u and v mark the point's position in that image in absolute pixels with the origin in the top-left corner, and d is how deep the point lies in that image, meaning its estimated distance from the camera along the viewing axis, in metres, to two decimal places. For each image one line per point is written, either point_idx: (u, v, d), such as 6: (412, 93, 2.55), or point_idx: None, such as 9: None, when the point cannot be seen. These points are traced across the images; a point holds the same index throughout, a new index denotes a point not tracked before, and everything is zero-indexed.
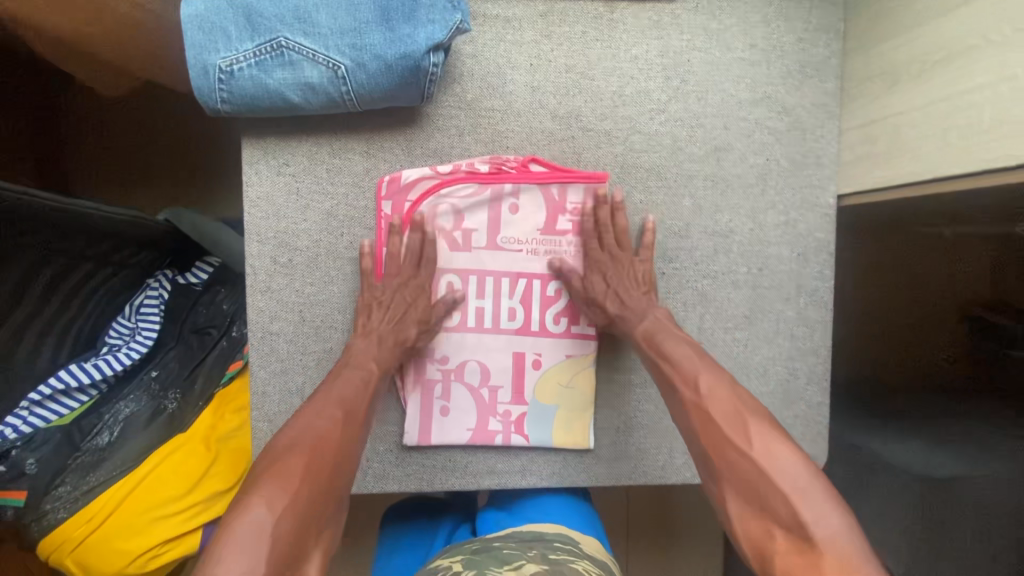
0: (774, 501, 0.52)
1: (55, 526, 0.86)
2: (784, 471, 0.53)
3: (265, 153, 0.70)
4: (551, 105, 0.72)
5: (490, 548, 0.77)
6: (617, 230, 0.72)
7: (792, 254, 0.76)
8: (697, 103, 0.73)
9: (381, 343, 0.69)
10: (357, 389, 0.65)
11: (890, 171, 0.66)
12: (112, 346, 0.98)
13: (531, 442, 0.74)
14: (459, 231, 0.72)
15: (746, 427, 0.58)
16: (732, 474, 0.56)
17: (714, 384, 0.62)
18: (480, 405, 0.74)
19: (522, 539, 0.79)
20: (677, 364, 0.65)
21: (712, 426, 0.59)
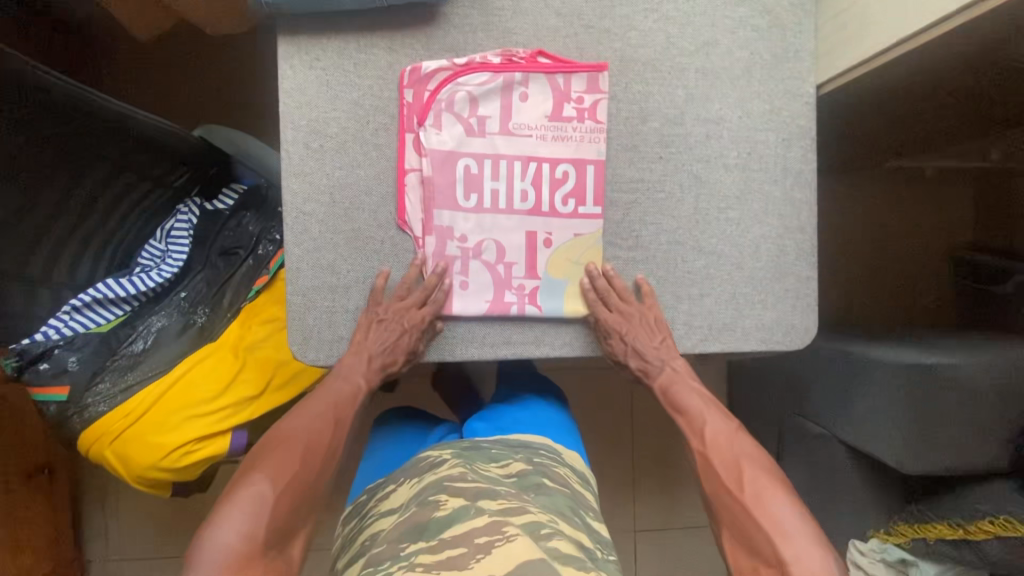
0: (761, 541, 0.68)
1: (95, 419, 0.92)
2: (775, 518, 0.69)
3: (298, 49, 0.77)
4: (556, 5, 0.80)
5: (480, 448, 0.91)
6: (625, 296, 0.81)
7: (778, 139, 0.83)
8: (687, 3, 0.81)
9: (366, 359, 0.80)
10: (341, 385, 0.79)
11: (863, 49, 0.75)
12: (144, 266, 1.04)
13: (543, 310, 0.81)
14: (474, 117, 0.79)
15: (745, 476, 0.75)
16: (730, 518, 0.73)
17: (720, 435, 0.80)
18: (496, 280, 0.81)
19: (510, 445, 0.92)
20: (690, 415, 0.82)
21: (716, 474, 0.77)
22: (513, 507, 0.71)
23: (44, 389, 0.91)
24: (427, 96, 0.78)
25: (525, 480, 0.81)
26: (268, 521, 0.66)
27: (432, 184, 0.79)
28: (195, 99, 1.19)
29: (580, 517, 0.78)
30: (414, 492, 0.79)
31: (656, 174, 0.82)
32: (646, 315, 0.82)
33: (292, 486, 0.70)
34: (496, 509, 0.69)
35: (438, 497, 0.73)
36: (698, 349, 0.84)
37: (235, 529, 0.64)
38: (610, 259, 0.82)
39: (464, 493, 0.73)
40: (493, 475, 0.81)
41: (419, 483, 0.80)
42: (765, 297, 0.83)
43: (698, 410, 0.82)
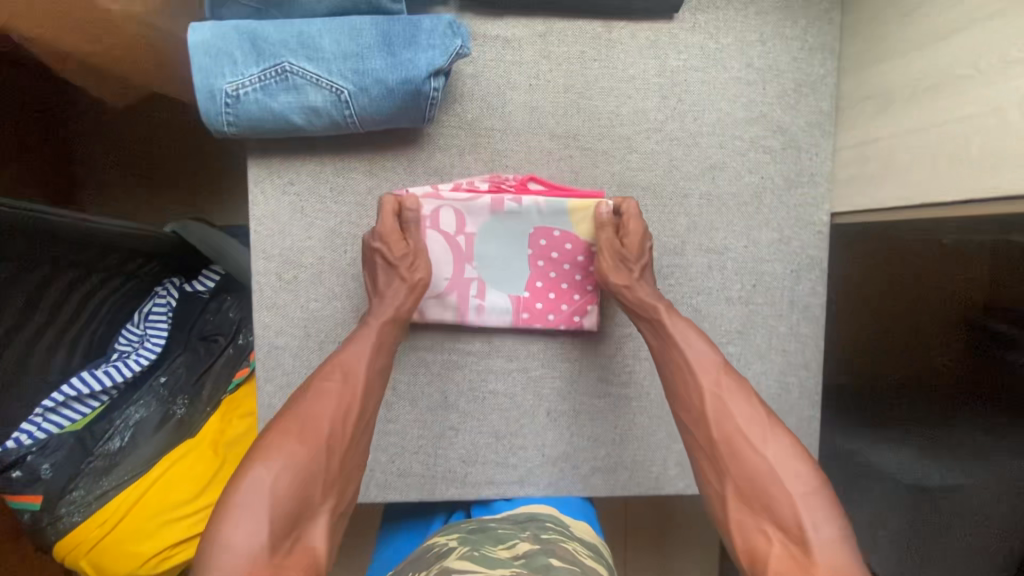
0: (778, 499, 0.54)
1: (69, 530, 0.89)
2: (795, 475, 0.55)
3: (270, 172, 0.71)
4: (550, 125, 0.73)
5: (488, 528, 0.71)
6: (642, 235, 0.71)
7: (786, 271, 0.77)
8: (694, 122, 0.74)
9: (394, 300, 0.69)
10: (366, 341, 0.66)
11: (882, 194, 0.68)
12: (120, 352, 1.00)
13: (486, 304, 0.75)
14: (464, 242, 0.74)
15: (762, 429, 0.59)
16: (741, 474, 0.57)
17: (729, 377, 0.62)
18: (455, 251, 0.75)
19: (516, 521, 0.72)
20: (692, 351, 0.65)
21: (728, 423, 0.60)
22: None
23: (19, 497, 0.89)
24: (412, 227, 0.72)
25: (533, 561, 0.60)
26: (270, 520, 0.51)
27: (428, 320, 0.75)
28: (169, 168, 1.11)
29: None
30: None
31: None
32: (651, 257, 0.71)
33: (297, 463, 0.55)
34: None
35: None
36: (692, 490, 0.79)
37: (234, 534, 0.49)
38: (600, 395, 0.77)
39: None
40: (499, 559, 0.61)
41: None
42: None
43: (699, 348, 0.65)
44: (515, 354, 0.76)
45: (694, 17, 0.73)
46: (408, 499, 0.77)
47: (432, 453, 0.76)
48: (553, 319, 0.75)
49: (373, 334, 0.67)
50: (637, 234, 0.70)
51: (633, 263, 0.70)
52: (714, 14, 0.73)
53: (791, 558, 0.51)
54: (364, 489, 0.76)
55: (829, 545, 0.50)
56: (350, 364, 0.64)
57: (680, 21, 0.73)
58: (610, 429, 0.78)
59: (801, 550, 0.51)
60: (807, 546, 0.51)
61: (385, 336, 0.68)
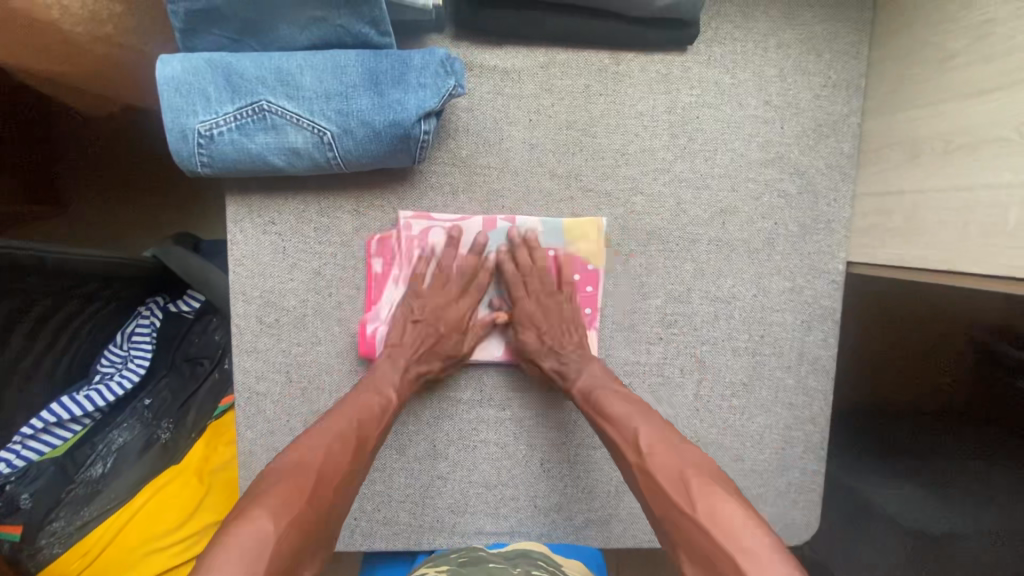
0: (719, 563, 0.46)
1: (48, 562, 0.87)
2: (732, 528, 0.47)
3: (250, 210, 0.67)
4: (550, 163, 0.68)
5: (478, 561, 0.68)
6: (538, 303, 0.71)
7: (796, 321, 0.73)
8: (705, 163, 0.69)
9: (403, 367, 0.68)
10: (376, 402, 0.64)
11: (903, 252, 0.63)
12: (103, 374, 0.97)
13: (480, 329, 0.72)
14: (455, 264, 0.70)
15: (691, 484, 0.52)
16: (685, 546, 0.49)
17: (650, 439, 0.58)
18: (444, 273, 0.71)
19: (506, 557, 0.70)
20: (619, 422, 0.61)
21: (658, 489, 0.54)
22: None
23: None
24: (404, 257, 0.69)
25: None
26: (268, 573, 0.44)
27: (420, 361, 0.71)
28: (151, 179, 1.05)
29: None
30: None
31: (654, 356, 0.73)
32: (563, 312, 0.71)
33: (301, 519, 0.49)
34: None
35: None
36: None
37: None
38: (596, 447, 0.74)
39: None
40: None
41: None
42: (765, 489, 0.76)
43: (625, 416, 0.61)
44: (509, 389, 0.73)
45: (709, 50, 0.68)
46: (394, 548, 0.74)
47: (419, 502, 0.73)
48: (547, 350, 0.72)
49: (387, 398, 0.65)
50: (528, 316, 0.71)
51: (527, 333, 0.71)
52: (731, 48, 0.68)
53: None
54: (348, 538, 0.73)
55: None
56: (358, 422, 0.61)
57: (694, 54, 0.68)
58: (606, 479, 0.75)
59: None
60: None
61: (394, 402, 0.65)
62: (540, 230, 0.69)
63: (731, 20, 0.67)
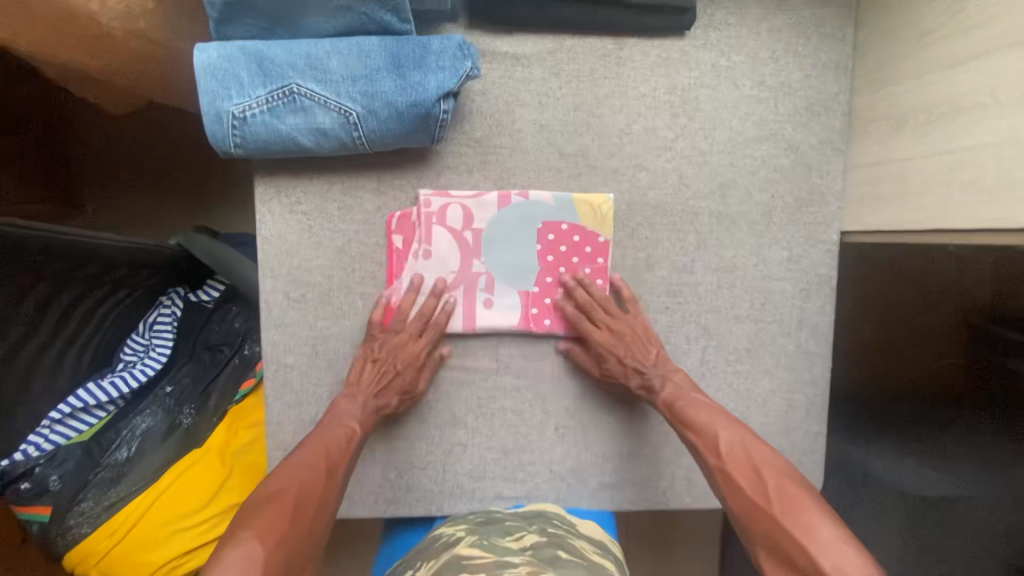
0: (797, 556, 0.55)
1: (78, 541, 0.90)
2: (810, 527, 0.56)
3: (277, 192, 0.71)
4: (560, 143, 0.73)
5: (495, 521, 0.73)
6: (629, 329, 0.74)
7: (795, 289, 0.77)
8: (704, 141, 0.74)
9: (361, 402, 0.72)
10: (339, 434, 0.69)
11: (895, 216, 0.67)
12: (126, 362, 1.00)
13: (495, 298, 0.75)
14: (469, 231, 0.73)
15: (770, 490, 0.61)
16: (767, 541, 0.58)
17: (732, 448, 0.66)
18: (463, 247, 0.74)
19: (524, 516, 0.74)
20: (698, 429, 0.69)
21: (740, 491, 0.63)
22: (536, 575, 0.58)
23: (28, 508, 0.89)
24: (422, 231, 0.72)
25: (541, 553, 0.64)
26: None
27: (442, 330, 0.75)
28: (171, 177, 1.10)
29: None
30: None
31: (660, 324, 0.77)
32: (636, 332, 0.75)
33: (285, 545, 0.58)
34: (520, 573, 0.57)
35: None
36: (698, 505, 0.80)
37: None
38: (608, 413, 0.78)
39: (484, 568, 0.60)
40: (510, 550, 0.65)
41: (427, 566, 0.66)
42: None
43: (712, 423, 0.68)
44: (525, 356, 0.76)
45: (705, 35, 0.72)
46: (416, 513, 0.77)
47: (440, 468, 0.77)
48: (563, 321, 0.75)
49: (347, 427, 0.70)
50: (618, 334, 0.74)
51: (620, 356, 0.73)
52: (726, 33, 0.72)
53: None
54: (373, 504, 0.77)
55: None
56: (326, 452, 0.67)
57: (692, 39, 0.72)
58: (617, 443, 0.78)
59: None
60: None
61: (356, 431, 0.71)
62: (552, 201, 0.73)
63: (726, 7, 0.72)
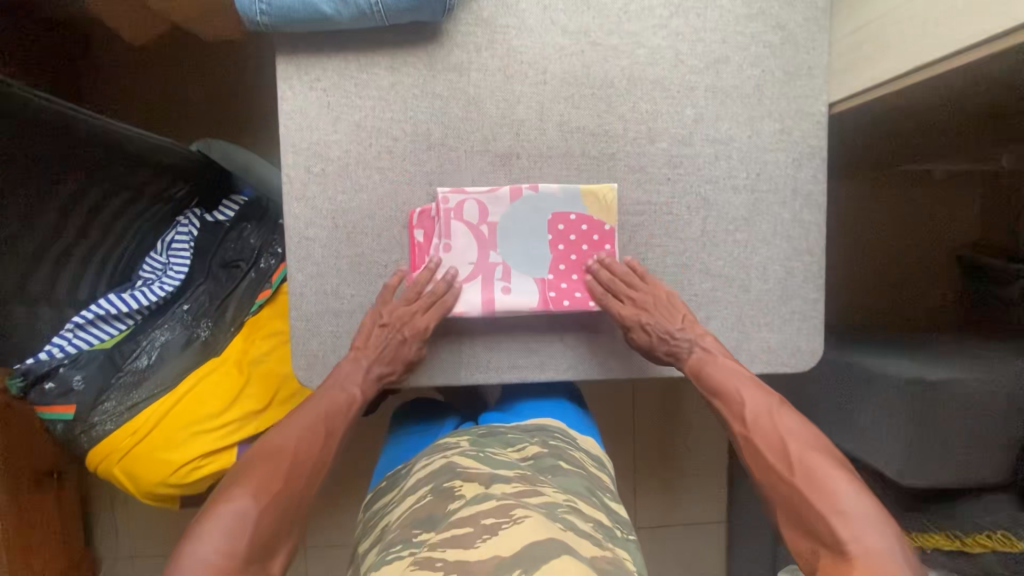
0: (818, 522, 0.60)
1: (102, 437, 0.92)
2: (827, 491, 0.61)
3: (298, 69, 0.75)
4: (562, 22, 0.78)
5: (496, 433, 0.83)
6: (656, 292, 0.79)
7: (788, 159, 0.81)
8: (697, 19, 0.79)
9: (365, 369, 0.77)
10: (339, 403, 0.75)
11: (881, 69, 0.72)
12: (145, 279, 1.02)
13: (512, 286, 0.79)
14: (485, 224, 0.79)
15: (791, 456, 0.66)
16: (784, 503, 0.64)
17: (756, 414, 0.71)
18: (480, 240, 0.80)
19: (524, 429, 0.84)
20: (726, 404, 0.74)
21: (760, 456, 0.68)
22: (527, 490, 0.64)
23: (51, 408, 0.91)
24: (441, 226, 0.78)
25: (540, 463, 0.73)
26: (250, 536, 0.58)
27: (464, 317, 0.80)
28: (188, 109, 1.16)
29: (599, 499, 0.70)
30: (423, 479, 0.72)
31: (663, 196, 0.81)
32: (654, 294, 0.79)
33: (279, 500, 0.63)
34: (508, 494, 0.63)
35: (453, 484, 0.67)
36: None
37: (210, 545, 0.56)
38: None
39: (477, 478, 0.67)
40: (506, 461, 0.72)
41: (425, 467, 0.74)
42: (772, 318, 0.83)
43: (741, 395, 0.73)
44: (542, 338, 0.82)
45: None
46: (437, 381, 0.82)
47: (456, 338, 0.81)
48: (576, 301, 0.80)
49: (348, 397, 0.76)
50: (642, 303, 0.78)
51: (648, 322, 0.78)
52: None
53: (837, 567, 0.57)
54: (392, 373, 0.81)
55: (873, 551, 0.56)
56: (325, 416, 0.73)
57: None
58: None
59: (843, 561, 0.56)
60: (850, 557, 0.56)
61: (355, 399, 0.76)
62: (561, 193, 0.79)
63: None
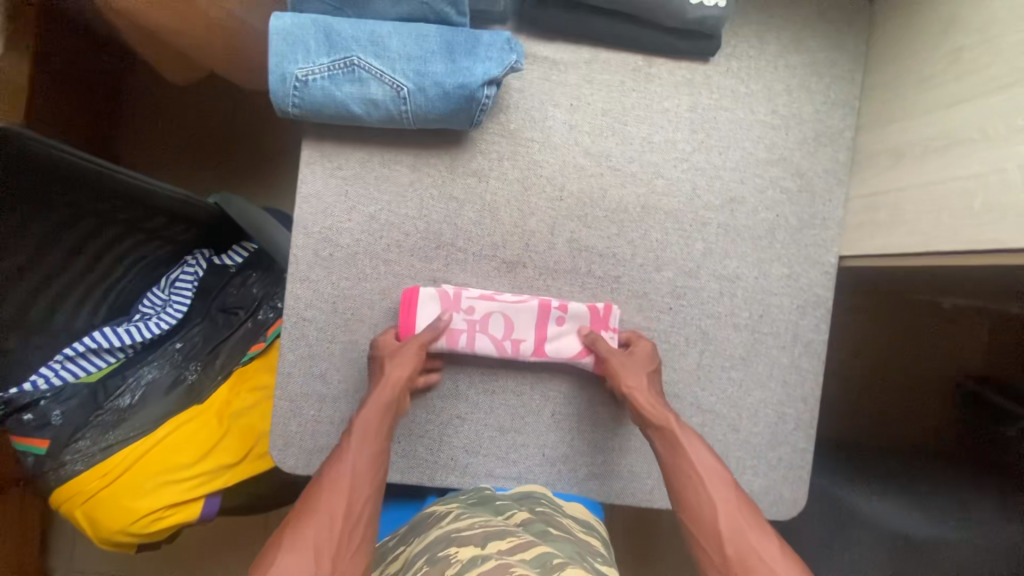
0: None
1: (70, 477, 0.91)
2: None
3: (321, 155, 0.77)
4: (585, 143, 0.79)
5: (486, 498, 0.76)
6: (650, 354, 0.77)
7: (792, 305, 0.81)
8: (719, 157, 0.80)
9: (384, 381, 0.72)
10: (358, 445, 0.70)
11: (892, 241, 0.72)
12: (143, 314, 1.03)
13: (502, 321, 0.78)
14: (479, 318, 0.78)
15: (772, 546, 0.62)
16: None
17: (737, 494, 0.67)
18: (471, 332, 0.78)
19: (513, 496, 0.77)
20: (706, 470, 0.69)
21: (740, 539, 0.62)
22: (522, 547, 0.60)
23: (26, 440, 0.91)
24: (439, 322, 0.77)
25: (529, 526, 0.68)
26: None
27: (452, 404, 0.80)
28: (214, 147, 1.18)
29: (589, 564, 0.64)
30: (417, 551, 0.66)
31: (663, 324, 0.80)
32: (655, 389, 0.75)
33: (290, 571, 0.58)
34: (504, 555, 0.57)
35: (447, 551, 0.61)
36: None
37: None
38: (604, 404, 0.81)
39: (472, 541, 0.62)
40: (498, 523, 0.68)
41: (420, 539, 0.68)
42: (757, 462, 0.82)
43: (708, 466, 0.69)
44: (524, 436, 0.80)
45: (728, 63, 0.80)
46: (408, 480, 0.80)
47: (437, 439, 0.80)
48: (563, 348, 0.79)
49: (360, 431, 0.71)
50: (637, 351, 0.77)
51: (639, 375, 0.74)
52: (747, 62, 0.80)
53: None
54: None
55: None
56: (341, 461, 0.69)
57: (716, 65, 0.80)
58: (612, 438, 0.81)
59: None
60: None
61: (373, 428, 0.72)
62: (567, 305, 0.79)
63: (747, 40, 0.80)
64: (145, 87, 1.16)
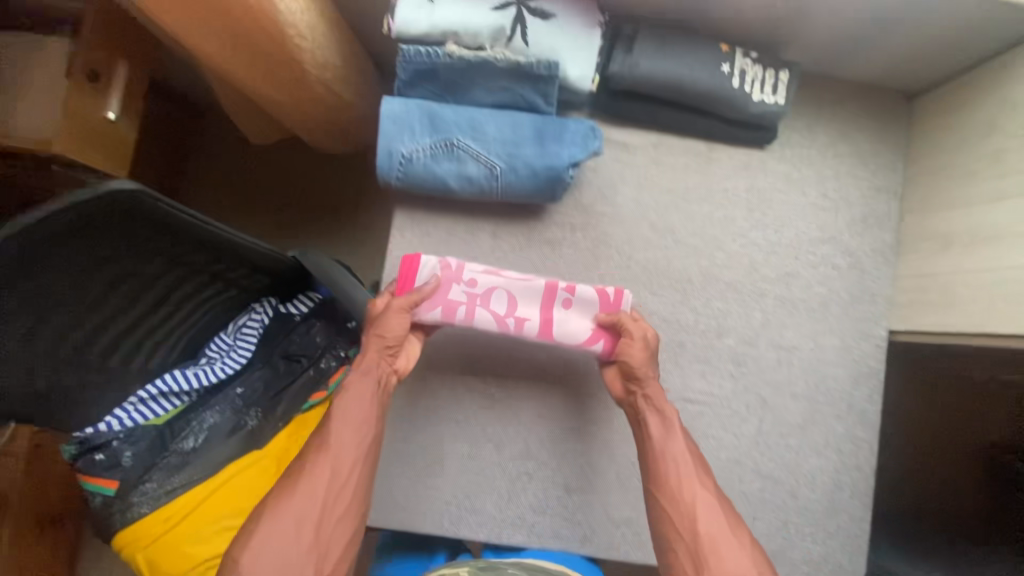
0: None
1: (135, 520, 0.92)
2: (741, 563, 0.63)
3: (411, 222, 0.83)
4: (652, 218, 0.86)
5: (497, 568, 0.75)
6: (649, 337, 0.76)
7: (846, 375, 0.85)
8: (775, 234, 0.86)
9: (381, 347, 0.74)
10: (352, 404, 0.71)
11: (944, 320, 0.77)
12: (209, 358, 1.07)
13: (505, 296, 0.78)
14: (481, 291, 0.78)
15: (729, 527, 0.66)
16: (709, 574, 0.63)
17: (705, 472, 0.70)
18: (473, 304, 0.78)
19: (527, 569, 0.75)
20: (679, 449, 0.71)
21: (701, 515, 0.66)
22: None
23: (94, 480, 0.92)
24: (442, 289, 0.77)
25: None
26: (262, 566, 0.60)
27: (521, 459, 0.83)
28: (282, 201, 1.26)
29: None
30: None
31: (724, 390, 0.84)
32: (656, 379, 0.76)
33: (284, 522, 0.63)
34: None
35: None
36: None
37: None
38: None
39: None
40: None
41: None
42: (816, 529, 0.83)
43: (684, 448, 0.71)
44: (591, 493, 0.83)
45: (782, 150, 0.88)
46: (475, 536, 0.82)
47: (505, 496, 0.82)
48: (571, 331, 0.78)
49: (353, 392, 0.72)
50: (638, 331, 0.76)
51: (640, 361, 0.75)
52: (799, 150, 0.88)
53: None
54: (437, 521, 0.82)
55: None
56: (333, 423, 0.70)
57: (772, 152, 0.88)
58: None
59: None
60: None
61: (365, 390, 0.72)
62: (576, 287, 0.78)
63: (799, 130, 0.88)
64: (225, 144, 1.25)
